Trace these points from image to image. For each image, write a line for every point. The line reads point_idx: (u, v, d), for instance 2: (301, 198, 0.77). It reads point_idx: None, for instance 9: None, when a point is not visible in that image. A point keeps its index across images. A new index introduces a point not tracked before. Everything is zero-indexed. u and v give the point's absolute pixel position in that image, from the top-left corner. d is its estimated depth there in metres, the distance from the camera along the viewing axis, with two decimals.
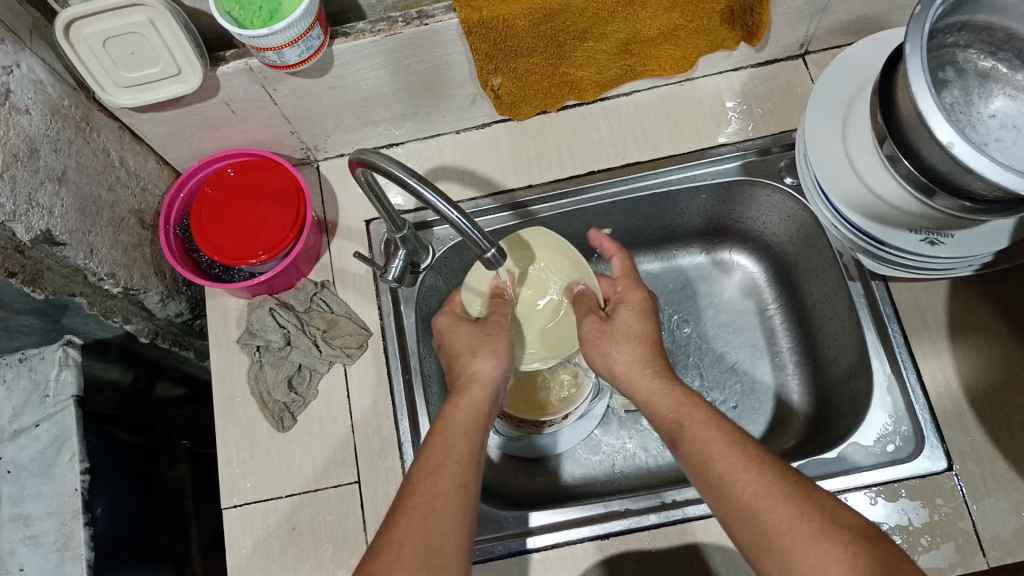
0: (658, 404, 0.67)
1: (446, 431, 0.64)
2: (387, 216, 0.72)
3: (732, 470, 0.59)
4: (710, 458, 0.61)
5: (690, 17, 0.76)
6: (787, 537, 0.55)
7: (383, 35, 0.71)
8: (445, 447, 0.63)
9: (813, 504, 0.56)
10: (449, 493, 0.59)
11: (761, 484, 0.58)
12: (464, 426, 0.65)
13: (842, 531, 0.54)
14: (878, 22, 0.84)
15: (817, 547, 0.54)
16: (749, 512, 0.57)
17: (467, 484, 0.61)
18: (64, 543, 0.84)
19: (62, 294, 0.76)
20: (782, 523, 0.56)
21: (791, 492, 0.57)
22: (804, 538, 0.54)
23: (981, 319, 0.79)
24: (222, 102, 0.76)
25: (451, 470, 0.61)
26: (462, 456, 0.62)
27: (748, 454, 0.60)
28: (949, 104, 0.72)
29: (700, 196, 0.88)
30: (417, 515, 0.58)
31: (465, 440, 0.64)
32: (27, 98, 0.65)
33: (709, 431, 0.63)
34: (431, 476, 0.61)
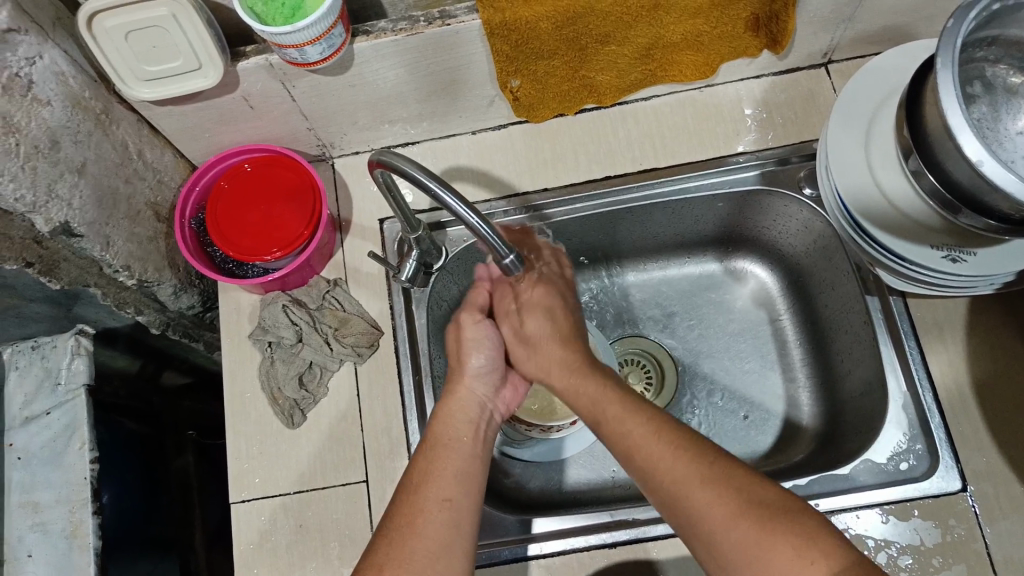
0: (580, 396, 0.67)
1: (432, 450, 0.64)
2: (402, 216, 0.72)
3: (649, 458, 0.59)
4: (630, 447, 0.61)
5: (714, 23, 0.75)
6: (705, 523, 0.55)
7: (404, 35, 0.70)
8: (429, 466, 0.62)
9: (727, 481, 0.56)
10: (433, 510, 0.58)
11: (674, 471, 0.57)
12: (446, 439, 0.64)
13: (752, 508, 0.54)
14: (904, 33, 0.83)
15: (732, 530, 0.54)
16: (670, 500, 0.57)
17: (455, 498, 0.60)
18: (72, 531, 0.85)
19: (77, 285, 0.77)
20: (698, 509, 0.55)
21: (705, 470, 0.56)
22: (720, 521, 0.54)
23: (1000, 339, 0.78)
24: (240, 98, 0.76)
25: (435, 487, 0.60)
26: (447, 470, 0.61)
27: (660, 436, 0.60)
28: (977, 119, 0.72)
29: (716, 204, 0.87)
30: (397, 537, 0.57)
31: (449, 454, 0.63)
32: (50, 89, 0.65)
33: (625, 417, 0.62)
34: (416, 493, 0.60)
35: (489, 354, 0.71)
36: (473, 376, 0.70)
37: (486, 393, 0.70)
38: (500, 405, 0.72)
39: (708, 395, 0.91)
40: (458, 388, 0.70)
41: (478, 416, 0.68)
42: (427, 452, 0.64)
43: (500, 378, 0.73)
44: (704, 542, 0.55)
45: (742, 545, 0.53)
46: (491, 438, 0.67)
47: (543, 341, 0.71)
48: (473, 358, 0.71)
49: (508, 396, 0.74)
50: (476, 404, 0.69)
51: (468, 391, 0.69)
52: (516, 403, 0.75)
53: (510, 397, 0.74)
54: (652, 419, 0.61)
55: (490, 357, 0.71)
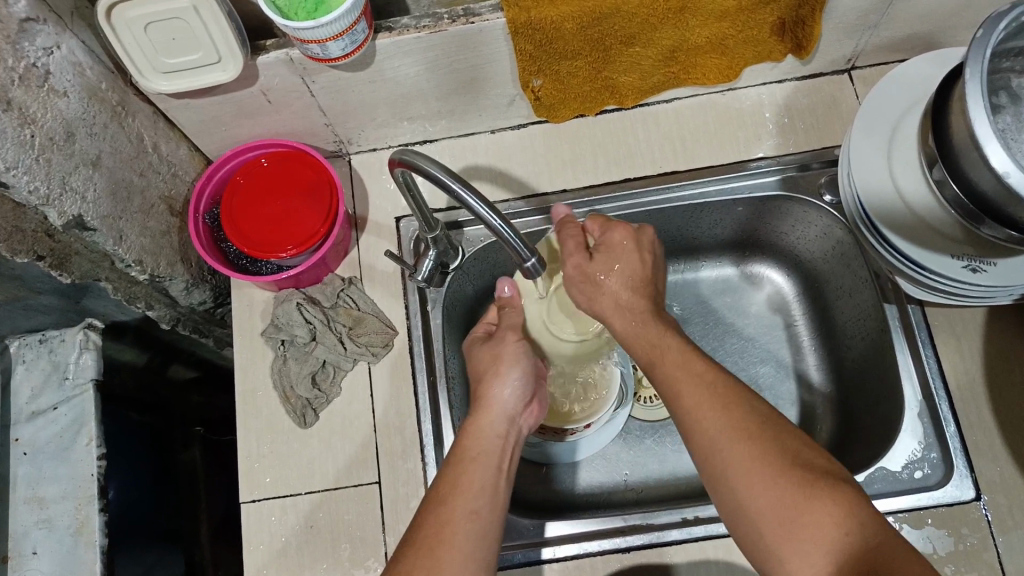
0: (639, 337, 0.66)
1: (458, 464, 0.63)
2: (421, 216, 0.71)
3: (701, 404, 0.59)
4: (683, 391, 0.61)
5: (741, 27, 0.75)
6: (745, 473, 0.56)
7: (428, 32, 0.69)
8: (457, 478, 0.62)
9: (779, 443, 0.56)
10: (460, 522, 0.58)
11: (728, 422, 0.58)
12: (472, 454, 0.64)
13: (800, 470, 0.54)
14: (928, 41, 0.83)
15: (776, 485, 0.54)
16: (714, 450, 0.58)
17: (481, 511, 0.60)
18: (78, 528, 0.83)
19: (88, 278, 0.76)
20: (743, 461, 0.56)
21: (757, 430, 0.57)
22: (764, 475, 0.55)
23: (1017, 350, 0.78)
24: (258, 92, 0.75)
25: (462, 499, 0.60)
26: (474, 483, 0.61)
27: (720, 391, 0.60)
28: (1001, 129, 0.70)
29: (735, 208, 0.87)
30: (424, 547, 0.57)
31: (475, 467, 0.63)
32: (66, 80, 0.64)
33: (684, 364, 0.63)
34: (443, 505, 0.60)
35: (522, 371, 0.70)
36: (508, 389, 0.69)
37: (515, 409, 0.69)
38: (527, 419, 0.71)
39: None
40: (488, 403, 0.68)
41: (507, 431, 0.68)
42: (453, 464, 0.63)
43: (531, 392, 0.71)
44: (735, 494, 0.56)
45: (781, 501, 0.53)
46: (516, 456, 0.67)
47: (618, 287, 0.67)
48: (506, 375, 0.70)
49: (536, 409, 0.72)
50: (504, 418, 0.68)
51: (498, 406, 0.68)
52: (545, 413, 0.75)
53: (537, 411, 0.72)
54: (713, 371, 0.61)
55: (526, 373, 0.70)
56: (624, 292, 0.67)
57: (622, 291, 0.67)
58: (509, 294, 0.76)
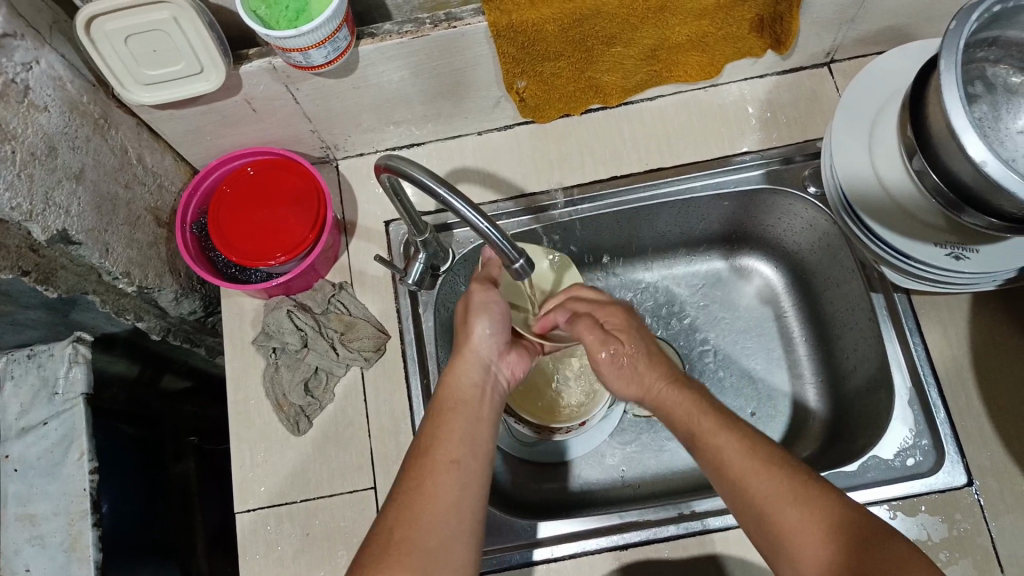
0: (668, 407, 0.63)
1: (440, 413, 0.63)
2: (409, 219, 0.71)
3: (742, 474, 0.57)
4: (721, 460, 0.58)
5: (720, 25, 0.75)
6: (798, 545, 0.53)
7: (411, 37, 0.70)
8: (438, 427, 0.61)
9: (827, 509, 0.53)
10: (440, 471, 0.57)
11: (771, 493, 0.55)
12: (451, 403, 0.63)
13: (849, 538, 0.52)
14: (906, 33, 0.84)
15: (827, 557, 0.52)
16: (762, 523, 0.55)
17: (462, 459, 0.59)
18: (71, 544, 0.85)
19: (76, 292, 0.75)
20: (791, 533, 0.53)
21: (800, 494, 0.54)
22: (813, 546, 0.52)
23: (1003, 335, 0.79)
24: (242, 100, 0.75)
25: (443, 448, 0.59)
26: (454, 433, 0.60)
27: (758, 456, 0.57)
28: (978, 118, 0.73)
29: (722, 203, 0.88)
30: (407, 499, 0.56)
31: (454, 417, 0.62)
32: (46, 95, 0.64)
33: (717, 429, 0.60)
34: (425, 454, 0.59)
35: (495, 319, 0.68)
36: (479, 339, 0.68)
37: (491, 356, 0.68)
38: (504, 370, 0.69)
39: (715, 392, 0.91)
40: (465, 348, 0.68)
41: (485, 380, 0.66)
42: (435, 415, 0.63)
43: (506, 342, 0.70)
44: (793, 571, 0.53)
45: (835, 573, 0.51)
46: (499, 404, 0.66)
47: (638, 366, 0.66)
48: (479, 324, 0.68)
49: (515, 362, 0.70)
50: (481, 367, 0.67)
51: (472, 354, 0.67)
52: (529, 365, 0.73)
53: (516, 363, 0.70)
54: (745, 434, 0.59)
55: (501, 322, 0.68)
56: (646, 369, 0.66)
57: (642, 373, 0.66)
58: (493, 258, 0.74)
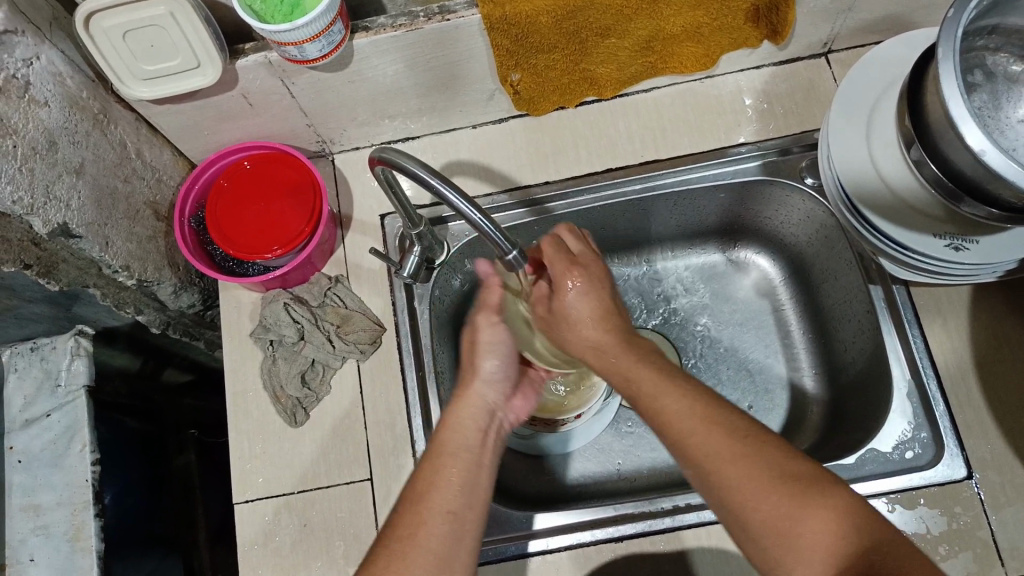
0: (613, 366, 0.63)
1: (435, 456, 0.61)
2: (404, 211, 0.71)
3: (684, 428, 0.56)
4: (665, 416, 0.58)
5: (715, 15, 0.75)
6: (739, 496, 0.53)
7: (404, 30, 0.70)
8: (434, 476, 0.60)
9: (769, 456, 0.54)
10: (436, 522, 0.56)
11: (716, 446, 0.55)
12: (450, 448, 0.62)
13: (792, 486, 0.53)
14: (903, 22, 0.83)
15: (766, 504, 0.53)
16: (707, 477, 0.55)
17: (459, 512, 0.57)
18: (74, 535, 0.84)
19: (76, 285, 0.76)
20: (735, 486, 0.54)
21: (739, 444, 0.55)
22: (753, 494, 0.53)
23: (1004, 326, 0.78)
24: (239, 95, 0.75)
25: (439, 497, 0.58)
26: (452, 481, 0.59)
27: (699, 409, 0.57)
28: (977, 108, 0.72)
29: (718, 195, 0.87)
30: (398, 547, 0.55)
31: (452, 463, 0.60)
32: (47, 90, 0.65)
33: (662, 385, 0.59)
34: (420, 502, 0.58)
35: (503, 361, 0.69)
36: (483, 381, 0.67)
37: (496, 400, 0.67)
38: (511, 414, 0.68)
39: (712, 385, 0.91)
40: (468, 391, 0.66)
41: (488, 424, 0.65)
42: (431, 459, 0.61)
43: (512, 385, 0.69)
44: (737, 522, 0.54)
45: (774, 519, 0.52)
46: (500, 448, 0.65)
47: (580, 321, 0.66)
48: (486, 364, 0.68)
49: (523, 406, 0.70)
50: (484, 411, 0.65)
51: (477, 396, 0.66)
52: (529, 410, 0.71)
53: (522, 406, 0.69)
54: (685, 389, 0.58)
55: (504, 363, 0.69)
56: (588, 324, 0.66)
57: (585, 328, 0.65)
58: (488, 276, 0.73)
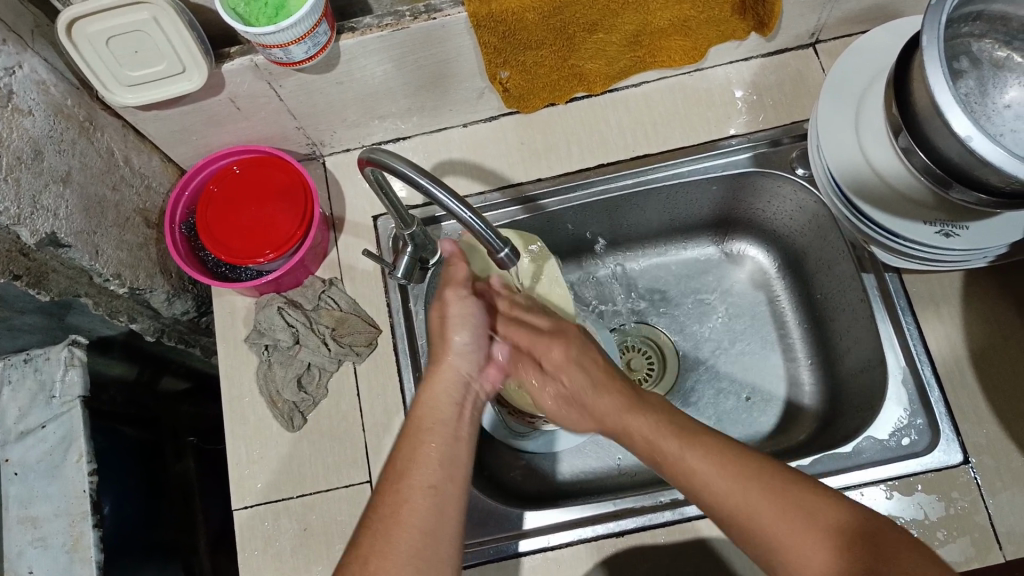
0: (633, 434, 0.64)
1: (413, 433, 0.62)
2: (396, 213, 0.70)
3: (716, 491, 0.57)
4: (695, 479, 0.59)
5: (701, 8, 0.75)
6: (789, 553, 0.54)
7: (391, 30, 0.69)
8: (414, 453, 0.60)
9: (810, 510, 0.55)
10: (417, 497, 0.57)
11: (757, 505, 0.56)
12: (428, 424, 0.63)
13: (836, 536, 0.53)
14: (890, 11, 0.83)
15: (816, 559, 0.53)
16: (752, 536, 0.56)
17: (440, 485, 0.58)
18: (73, 545, 0.85)
19: (67, 295, 0.76)
20: (778, 540, 0.55)
21: (778, 500, 0.56)
22: (801, 551, 0.54)
23: (997, 311, 0.78)
24: (226, 99, 0.75)
25: (419, 473, 0.59)
26: (431, 456, 0.60)
27: (729, 469, 0.58)
28: (964, 94, 0.72)
29: (710, 187, 0.87)
30: (381, 526, 0.56)
31: (430, 439, 0.61)
32: (30, 99, 0.64)
33: (687, 448, 0.60)
34: (398, 481, 0.58)
35: (473, 333, 0.69)
36: (457, 354, 0.68)
37: (470, 371, 0.68)
38: (485, 385, 0.69)
39: (709, 378, 0.91)
40: (441, 366, 0.67)
41: (463, 396, 0.66)
42: (409, 436, 0.62)
43: (486, 355, 0.70)
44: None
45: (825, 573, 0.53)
46: (477, 419, 0.66)
47: (586, 397, 0.69)
48: (456, 336, 0.68)
49: (497, 374, 0.71)
50: (459, 384, 0.67)
51: (451, 370, 0.67)
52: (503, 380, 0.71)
53: (497, 376, 0.70)
54: (715, 450, 0.59)
55: (475, 335, 0.69)
56: (592, 395, 0.68)
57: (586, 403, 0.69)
58: (451, 253, 0.71)
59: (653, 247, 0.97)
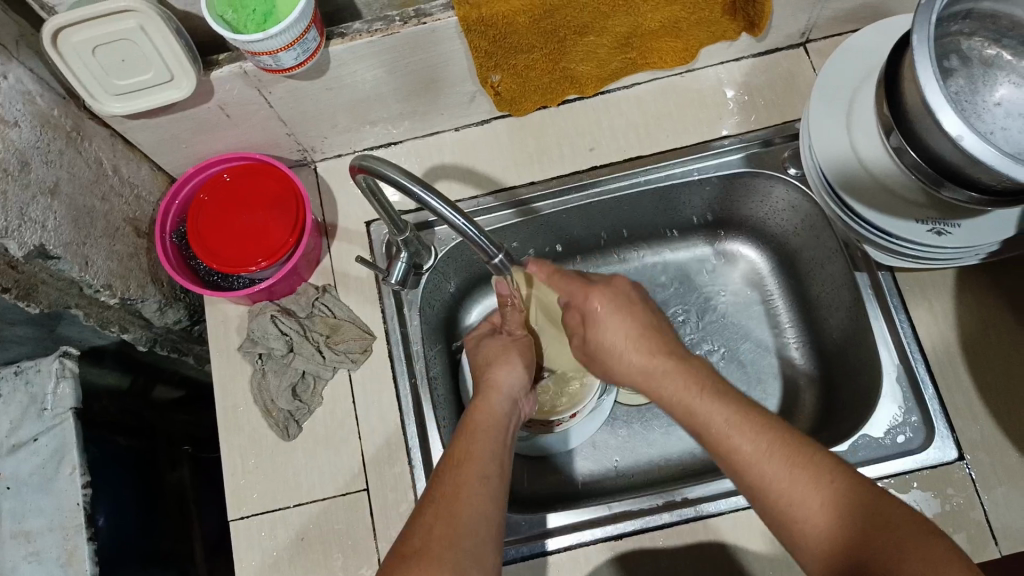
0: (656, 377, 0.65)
1: (471, 431, 0.64)
2: (389, 219, 0.70)
3: (724, 440, 0.59)
4: (708, 428, 0.60)
5: (692, 10, 0.75)
6: (780, 501, 0.55)
7: (381, 35, 0.69)
8: (469, 448, 0.62)
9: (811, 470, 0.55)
10: (476, 481, 0.58)
11: (760, 459, 0.57)
12: (484, 426, 0.65)
13: (835, 497, 0.53)
14: (879, 10, 0.83)
15: (805, 512, 0.54)
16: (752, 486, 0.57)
17: (493, 475, 0.60)
18: (68, 559, 0.83)
19: (58, 306, 0.75)
20: (775, 490, 0.55)
21: (783, 457, 0.56)
22: (793, 500, 0.55)
23: (988, 309, 0.79)
24: (216, 107, 0.74)
25: (478, 462, 0.60)
26: (486, 450, 0.62)
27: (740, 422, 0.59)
28: (955, 93, 0.72)
29: (703, 188, 0.87)
30: (444, 501, 0.57)
31: (485, 438, 0.63)
32: (16, 110, 0.64)
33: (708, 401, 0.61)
34: (458, 465, 0.60)
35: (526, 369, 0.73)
36: (510, 374, 0.72)
37: (517, 393, 0.71)
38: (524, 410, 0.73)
39: None
40: (492, 384, 0.70)
41: (511, 412, 0.69)
42: (466, 433, 0.64)
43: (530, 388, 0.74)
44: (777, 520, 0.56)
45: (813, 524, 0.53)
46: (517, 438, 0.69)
47: (619, 345, 0.68)
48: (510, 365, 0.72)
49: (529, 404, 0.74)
50: (509, 400, 0.70)
51: (502, 387, 0.70)
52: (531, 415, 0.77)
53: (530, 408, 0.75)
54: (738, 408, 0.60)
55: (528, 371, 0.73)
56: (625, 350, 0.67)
57: (620, 356, 0.68)
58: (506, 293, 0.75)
59: (647, 248, 0.97)
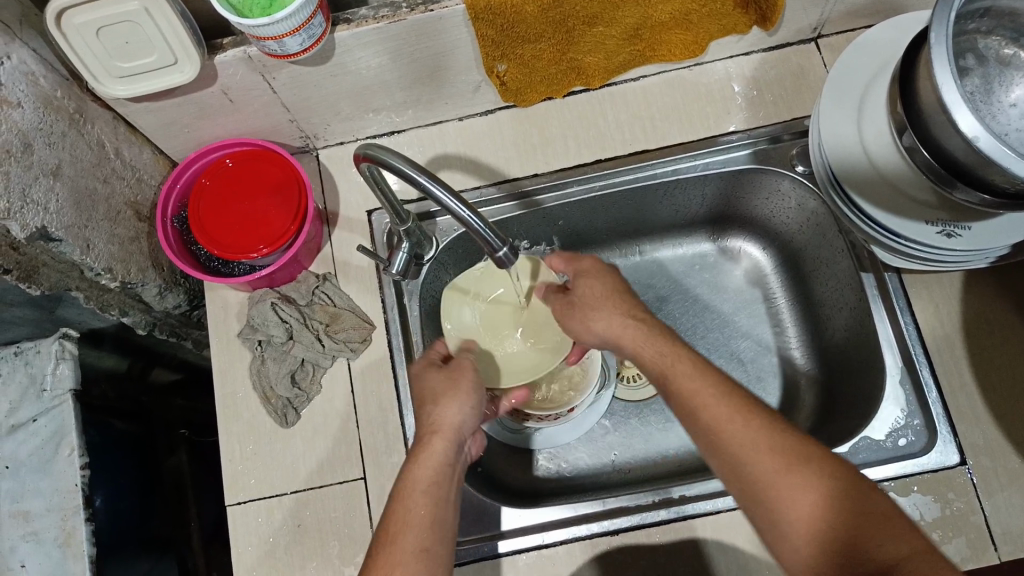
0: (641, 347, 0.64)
1: (406, 494, 0.60)
2: (392, 209, 0.70)
3: (717, 419, 0.58)
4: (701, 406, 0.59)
5: (704, 2, 0.74)
6: (769, 486, 0.55)
7: (386, 22, 0.68)
8: (405, 516, 0.58)
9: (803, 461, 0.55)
10: (410, 560, 0.55)
11: (751, 444, 0.56)
12: (420, 485, 0.60)
13: (827, 490, 0.54)
14: (893, 6, 0.82)
15: (795, 499, 0.54)
16: (740, 468, 0.57)
17: (430, 548, 0.56)
18: (65, 539, 0.84)
19: (59, 288, 0.75)
20: (764, 475, 0.55)
21: (778, 445, 0.56)
22: (784, 486, 0.54)
23: (994, 312, 0.78)
24: (219, 91, 0.74)
25: (411, 536, 0.56)
26: (422, 517, 0.58)
27: (735, 403, 0.59)
28: (970, 92, 0.71)
29: (708, 184, 0.86)
30: None
31: (421, 500, 0.59)
32: (19, 91, 0.63)
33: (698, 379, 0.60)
34: (391, 544, 0.56)
35: (472, 403, 0.67)
36: (459, 410, 0.66)
37: (461, 435, 0.65)
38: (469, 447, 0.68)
39: None
40: (430, 428, 0.65)
41: (453, 458, 0.63)
42: (401, 496, 0.60)
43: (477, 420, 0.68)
44: (765, 505, 0.55)
45: (803, 512, 0.53)
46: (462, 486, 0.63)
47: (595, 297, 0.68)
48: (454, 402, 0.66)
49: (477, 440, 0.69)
50: (451, 447, 0.64)
51: (445, 431, 0.64)
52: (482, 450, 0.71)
53: (479, 442, 0.69)
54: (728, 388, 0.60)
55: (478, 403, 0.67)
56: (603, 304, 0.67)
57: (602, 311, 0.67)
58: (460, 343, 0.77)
59: (650, 243, 0.96)
